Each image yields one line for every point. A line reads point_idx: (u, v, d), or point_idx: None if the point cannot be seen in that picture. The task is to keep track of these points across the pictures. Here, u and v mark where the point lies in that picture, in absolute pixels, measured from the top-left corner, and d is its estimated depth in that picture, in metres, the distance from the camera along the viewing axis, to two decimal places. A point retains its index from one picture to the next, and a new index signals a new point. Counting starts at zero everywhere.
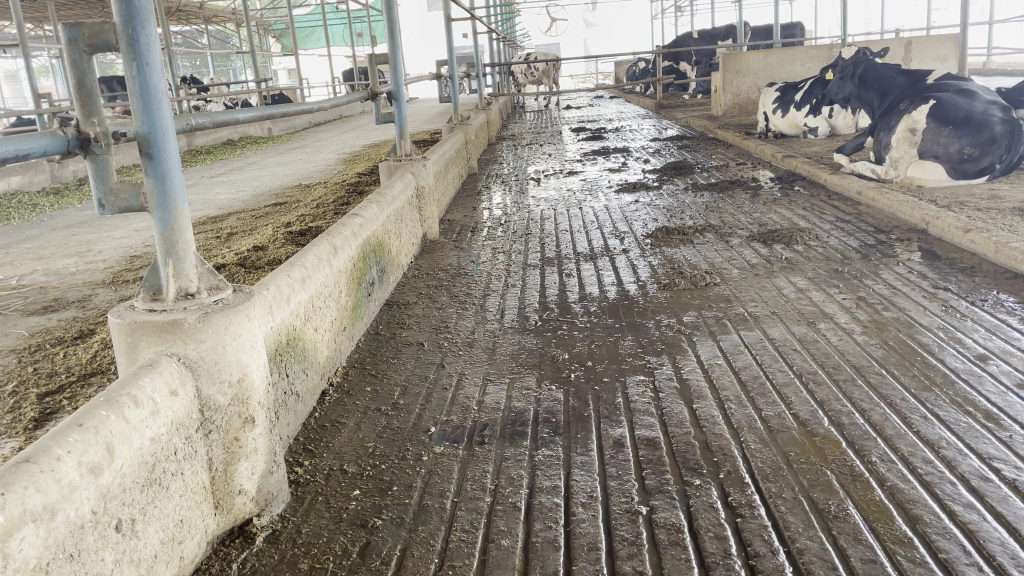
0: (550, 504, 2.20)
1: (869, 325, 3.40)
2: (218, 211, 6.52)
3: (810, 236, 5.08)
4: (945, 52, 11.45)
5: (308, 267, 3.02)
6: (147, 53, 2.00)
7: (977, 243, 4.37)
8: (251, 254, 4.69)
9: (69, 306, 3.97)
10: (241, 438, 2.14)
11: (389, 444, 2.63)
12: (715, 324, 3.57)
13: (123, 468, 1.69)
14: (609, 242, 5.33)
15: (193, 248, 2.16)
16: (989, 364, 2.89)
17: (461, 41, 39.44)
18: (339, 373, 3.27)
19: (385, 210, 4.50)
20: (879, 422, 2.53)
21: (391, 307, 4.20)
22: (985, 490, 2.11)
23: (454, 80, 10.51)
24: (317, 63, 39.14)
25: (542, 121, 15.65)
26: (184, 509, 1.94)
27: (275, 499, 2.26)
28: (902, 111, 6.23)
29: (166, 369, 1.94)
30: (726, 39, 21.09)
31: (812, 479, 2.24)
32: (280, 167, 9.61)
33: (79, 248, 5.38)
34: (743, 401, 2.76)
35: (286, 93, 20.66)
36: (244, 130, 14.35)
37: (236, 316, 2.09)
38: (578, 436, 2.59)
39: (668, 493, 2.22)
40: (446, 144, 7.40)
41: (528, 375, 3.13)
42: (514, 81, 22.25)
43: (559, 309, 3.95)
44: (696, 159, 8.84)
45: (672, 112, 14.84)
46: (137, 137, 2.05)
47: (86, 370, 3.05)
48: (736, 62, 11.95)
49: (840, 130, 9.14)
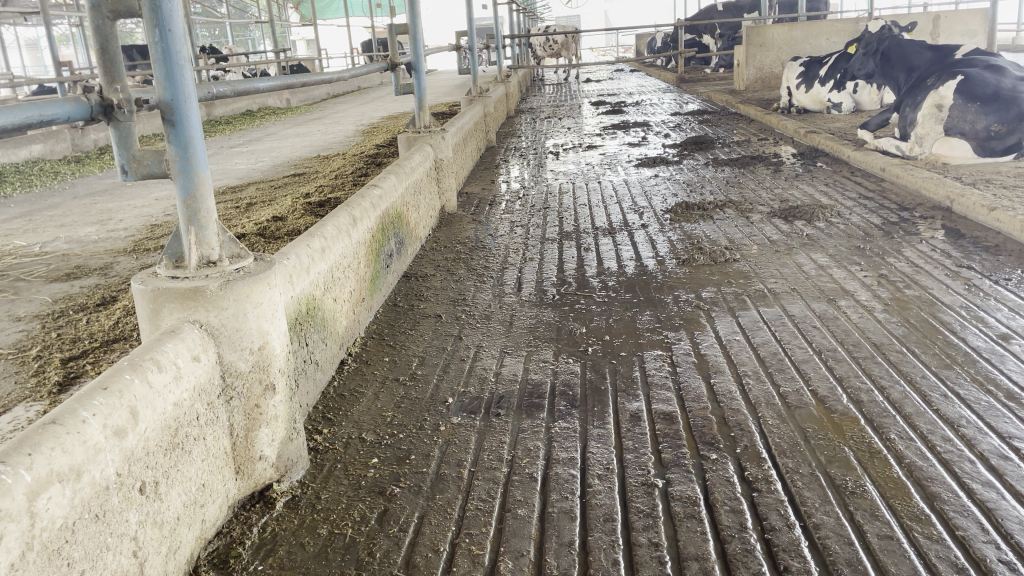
0: (566, 476, 2.21)
1: (891, 303, 3.38)
2: (238, 181, 6.55)
3: (831, 213, 5.03)
4: (975, 26, 11.23)
5: (328, 238, 3.03)
6: (169, 20, 1.99)
7: (1002, 221, 4.31)
8: (270, 224, 4.71)
9: (92, 274, 4.01)
10: (262, 405, 2.16)
11: (406, 414, 2.65)
12: (734, 300, 3.56)
13: (147, 432, 1.71)
14: (628, 217, 5.31)
15: (215, 216, 2.17)
16: (1012, 344, 2.86)
17: (481, 12, 39.07)
18: (357, 343, 3.29)
19: (404, 181, 4.50)
20: (898, 400, 2.51)
21: (409, 278, 4.22)
22: (1005, 469, 2.10)
23: (474, 52, 10.41)
24: (336, 34, 39.04)
25: (561, 94, 15.54)
26: (206, 473, 1.97)
27: (294, 466, 2.29)
28: (928, 87, 6.12)
29: (188, 336, 1.96)
30: (751, 12, 20.77)
31: (829, 455, 2.23)
32: (298, 138, 9.61)
33: (100, 217, 5.42)
34: (761, 376, 2.76)
35: (305, 64, 20.66)
36: (264, 101, 14.36)
37: (258, 285, 2.10)
38: (595, 409, 2.60)
39: (684, 467, 2.22)
40: (465, 116, 7.36)
41: (546, 348, 3.14)
42: (534, 52, 22.13)
43: (577, 284, 3.95)
44: (717, 134, 8.75)
45: (695, 86, 14.66)
46: (159, 104, 2.06)
47: (109, 336, 3.09)
48: (759, 36, 11.78)
49: (865, 106, 9.04)
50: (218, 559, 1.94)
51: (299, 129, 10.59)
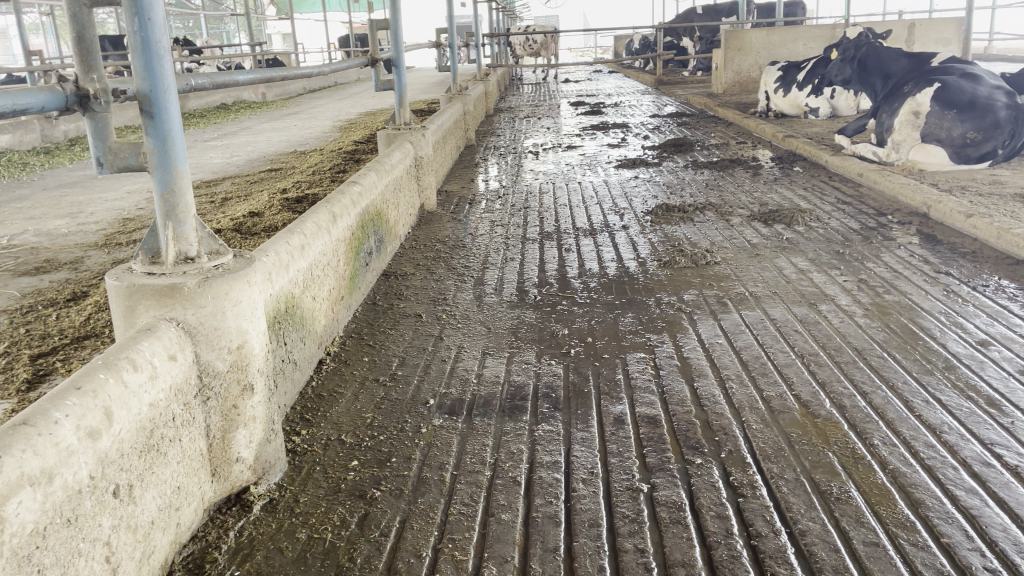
0: (550, 480, 2.18)
1: (871, 308, 3.39)
2: (212, 176, 6.44)
3: (810, 217, 5.05)
4: (948, 35, 11.38)
5: (307, 235, 2.98)
6: (149, 8, 1.93)
7: (979, 228, 4.35)
8: (247, 220, 4.64)
9: (62, 268, 3.91)
10: (240, 406, 2.11)
11: (387, 415, 2.61)
12: (716, 303, 3.55)
13: (122, 433, 1.66)
14: (609, 218, 5.30)
15: (193, 211, 2.11)
16: (991, 350, 2.88)
17: (460, 10, 38.92)
18: (336, 343, 3.24)
19: (384, 178, 4.44)
20: (881, 405, 2.52)
21: (389, 277, 4.17)
22: (988, 476, 2.10)
23: (454, 50, 10.33)
24: (313, 29, 38.73)
25: (540, 94, 15.52)
26: (181, 475, 1.91)
27: (273, 468, 2.23)
28: (905, 94, 6.17)
29: (165, 334, 1.91)
30: (730, 16, 20.90)
31: (814, 460, 2.23)
32: (274, 132, 9.50)
33: (70, 210, 5.29)
34: (744, 380, 2.75)
35: (281, 59, 20.46)
36: (238, 95, 14.18)
37: (238, 282, 2.05)
38: (578, 412, 2.57)
39: (669, 471, 2.20)
40: (445, 114, 7.32)
41: (528, 350, 3.11)
42: (514, 51, 22.13)
43: (558, 285, 3.92)
44: (695, 137, 8.78)
45: (673, 88, 14.72)
46: (138, 95, 2.00)
47: (80, 332, 3.01)
48: (738, 40, 11.90)
49: (841, 111, 9.15)
50: (193, 564, 1.89)
51: (276, 124, 10.47)
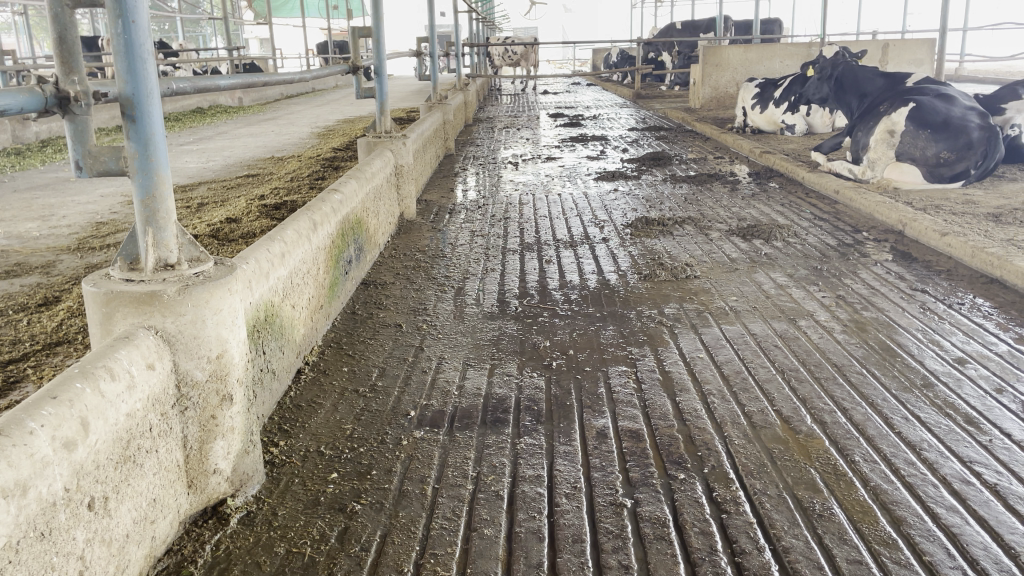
0: (533, 494, 2.16)
1: (849, 324, 3.42)
2: (189, 180, 6.36)
3: (788, 233, 5.09)
4: (921, 55, 11.59)
5: (288, 243, 2.94)
6: (134, 11, 1.89)
7: (953, 246, 4.41)
8: (224, 226, 4.58)
9: (33, 272, 3.82)
10: (219, 416, 2.07)
11: (367, 427, 2.57)
12: (696, 317, 3.56)
13: (98, 444, 1.61)
14: (588, 230, 5.31)
15: (174, 217, 2.07)
16: (968, 368, 2.91)
17: (438, 19, 38.95)
18: (315, 352, 3.20)
19: (365, 186, 4.42)
20: (861, 422, 2.53)
21: (368, 286, 4.13)
22: (968, 494, 2.12)
23: (434, 59, 10.30)
24: (290, 35, 38.61)
25: (519, 104, 15.55)
26: (157, 488, 1.86)
27: (250, 480, 2.19)
28: (881, 113, 6.27)
29: (143, 342, 1.86)
30: (708, 31, 21.12)
31: (796, 476, 2.23)
32: (251, 138, 9.42)
33: (42, 212, 5.19)
34: (725, 396, 2.75)
35: (258, 64, 20.34)
36: (215, 99, 14.06)
37: (218, 290, 2.02)
38: (561, 425, 2.56)
39: (653, 486, 2.19)
40: (425, 123, 7.30)
41: (509, 361, 3.09)
42: (493, 62, 22.23)
43: (539, 296, 3.91)
44: (673, 151, 8.84)
45: (650, 103, 14.83)
46: (119, 98, 1.96)
47: (51, 339, 2.94)
48: (715, 56, 12.00)
49: (817, 129, 9.22)
50: None
51: (252, 129, 10.38)
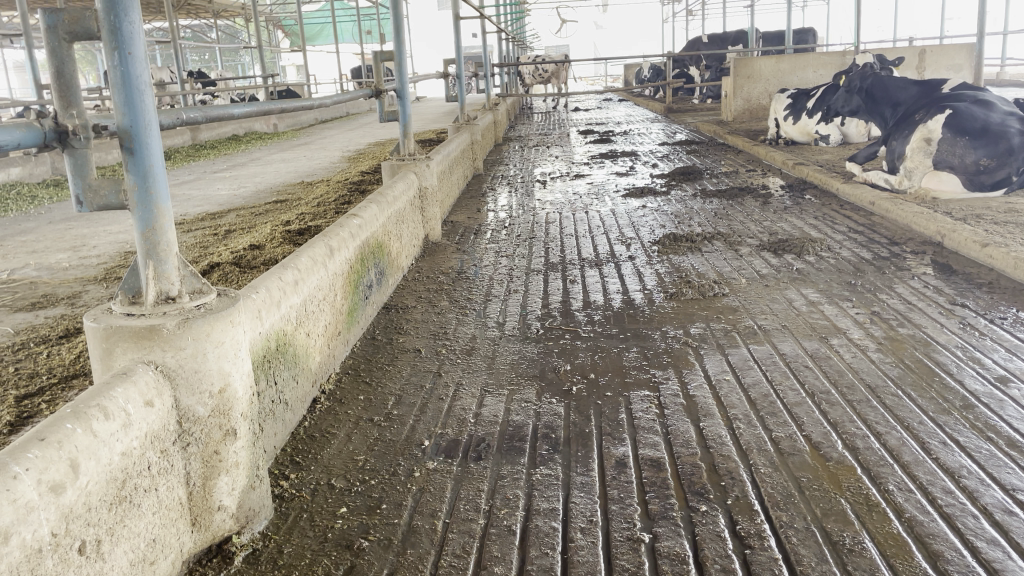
0: (547, 529, 2.08)
1: (884, 342, 3.28)
2: (218, 207, 6.41)
3: (821, 247, 4.94)
4: (960, 61, 11.30)
5: (302, 269, 2.91)
6: (130, 43, 1.88)
7: (995, 258, 4.23)
8: (247, 253, 4.58)
9: (58, 303, 3.85)
10: (222, 451, 2.02)
11: (379, 458, 2.51)
12: (723, 337, 3.44)
13: (89, 486, 1.57)
14: (615, 248, 5.21)
15: (176, 250, 2.04)
16: (1011, 388, 2.76)
17: (470, 41, 39.25)
18: (332, 379, 3.16)
19: (386, 209, 4.38)
20: (896, 447, 2.40)
21: (390, 310, 4.09)
22: (1010, 525, 1.98)
23: (461, 79, 10.28)
24: (325, 61, 39.30)
25: (550, 122, 15.56)
26: (157, 527, 1.82)
27: (256, 516, 2.14)
28: (916, 121, 6.08)
29: (141, 377, 1.82)
30: (738, 43, 21.01)
31: (825, 507, 2.11)
32: (283, 163, 9.50)
33: (73, 243, 5.26)
34: (752, 421, 2.63)
35: (293, 90, 20.66)
36: (250, 126, 14.27)
37: (220, 322, 1.98)
38: (579, 453, 2.47)
39: (672, 520, 2.09)
40: (451, 143, 7.28)
41: (528, 387, 3.00)
42: (523, 81, 22.35)
43: (562, 318, 3.83)
44: (704, 165, 8.71)
45: (683, 116, 14.68)
46: (117, 131, 1.94)
47: (68, 372, 2.94)
48: (746, 67, 11.83)
49: (852, 138, 9.00)
50: None
51: (284, 155, 10.50)
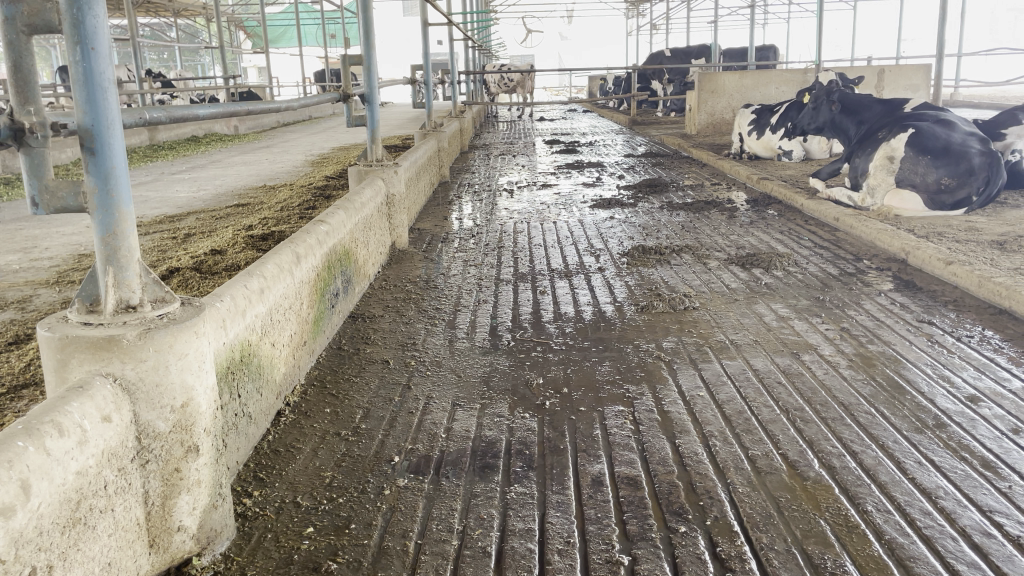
0: (523, 551, 2.01)
1: (855, 359, 3.28)
2: (177, 210, 6.25)
3: (788, 261, 4.97)
4: (917, 81, 11.55)
5: (267, 277, 2.81)
6: (93, 38, 1.78)
7: (959, 276, 4.29)
8: (208, 258, 4.44)
9: (7, 308, 3.68)
10: (183, 469, 1.92)
11: (347, 474, 2.42)
12: (696, 352, 3.41)
13: (41, 508, 1.46)
14: (583, 259, 5.18)
15: (138, 256, 1.94)
16: (982, 407, 2.76)
17: (435, 48, 39.15)
18: (297, 391, 3.05)
19: (353, 216, 4.29)
20: (872, 467, 2.38)
21: (356, 319, 3.99)
22: (989, 548, 1.97)
23: (428, 85, 10.18)
24: (287, 63, 38.89)
25: (515, 131, 15.60)
26: (113, 550, 1.71)
27: (218, 537, 2.04)
28: (880, 139, 6.16)
29: (99, 391, 1.72)
30: (700, 58, 21.31)
31: (805, 529, 2.08)
32: (244, 166, 9.30)
33: (24, 244, 5.06)
34: (728, 438, 2.60)
35: (255, 92, 20.36)
36: (209, 127, 13.99)
37: (183, 334, 1.88)
38: (554, 471, 2.41)
39: (652, 541, 2.04)
40: (418, 151, 7.19)
41: (500, 401, 2.94)
42: (488, 91, 22.40)
43: (532, 330, 3.77)
44: (670, 177, 8.74)
45: (647, 129, 14.78)
46: (78, 130, 1.83)
47: (18, 381, 2.79)
48: (710, 83, 11.94)
49: (814, 154, 9.34)
50: None
51: (246, 157, 10.31)
